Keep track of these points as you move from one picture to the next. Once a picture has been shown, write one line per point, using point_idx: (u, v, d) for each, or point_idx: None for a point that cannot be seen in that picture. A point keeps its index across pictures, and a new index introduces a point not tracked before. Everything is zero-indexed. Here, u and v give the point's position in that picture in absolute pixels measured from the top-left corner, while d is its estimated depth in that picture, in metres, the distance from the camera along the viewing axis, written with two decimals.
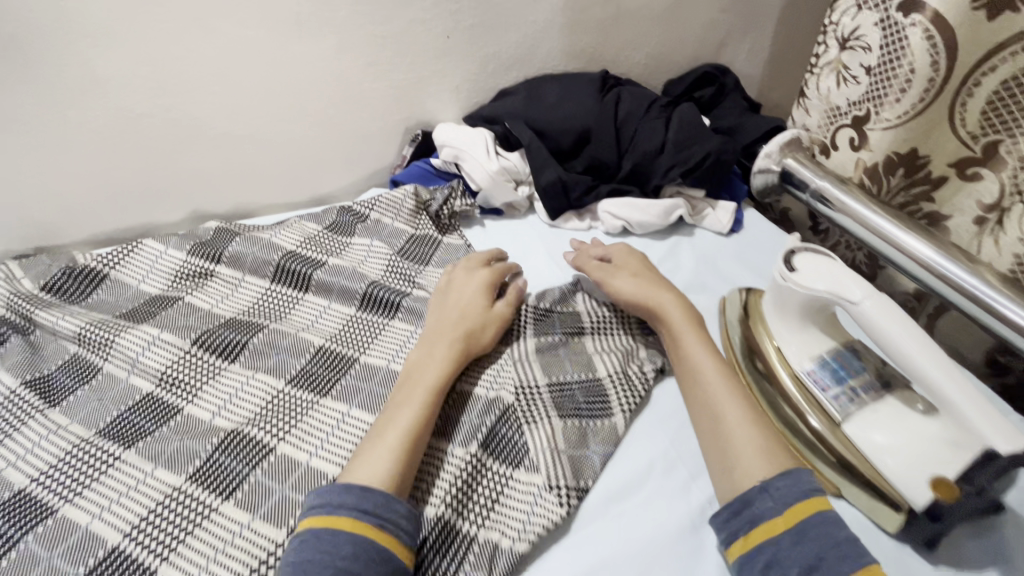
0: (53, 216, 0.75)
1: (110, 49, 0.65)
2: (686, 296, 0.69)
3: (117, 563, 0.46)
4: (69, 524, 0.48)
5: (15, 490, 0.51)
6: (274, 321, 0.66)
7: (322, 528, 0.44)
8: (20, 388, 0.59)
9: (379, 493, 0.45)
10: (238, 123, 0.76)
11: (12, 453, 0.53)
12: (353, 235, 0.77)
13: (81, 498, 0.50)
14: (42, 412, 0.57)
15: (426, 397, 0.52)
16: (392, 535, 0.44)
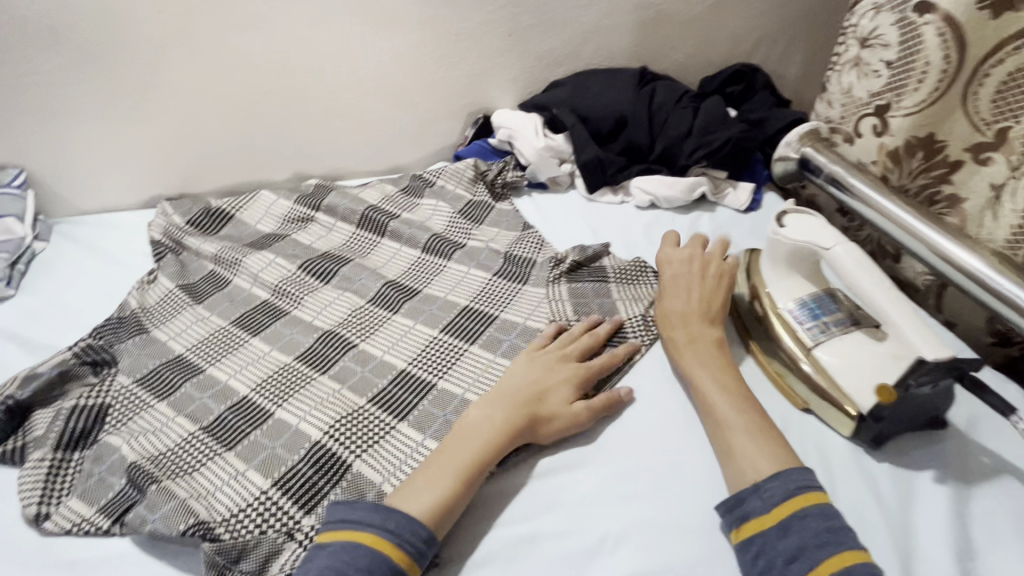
0: (193, 171, 0.96)
1: (253, 37, 0.85)
2: None
3: (246, 406, 0.63)
4: (213, 378, 0.66)
5: (175, 353, 0.69)
6: (358, 257, 0.83)
7: (344, 538, 0.48)
8: (176, 289, 0.79)
9: (418, 523, 0.49)
10: (336, 101, 0.94)
11: (171, 331, 0.72)
12: (421, 197, 0.93)
13: (221, 363, 0.68)
14: (188, 309, 0.76)
15: (494, 443, 0.55)
16: (403, 553, 0.47)
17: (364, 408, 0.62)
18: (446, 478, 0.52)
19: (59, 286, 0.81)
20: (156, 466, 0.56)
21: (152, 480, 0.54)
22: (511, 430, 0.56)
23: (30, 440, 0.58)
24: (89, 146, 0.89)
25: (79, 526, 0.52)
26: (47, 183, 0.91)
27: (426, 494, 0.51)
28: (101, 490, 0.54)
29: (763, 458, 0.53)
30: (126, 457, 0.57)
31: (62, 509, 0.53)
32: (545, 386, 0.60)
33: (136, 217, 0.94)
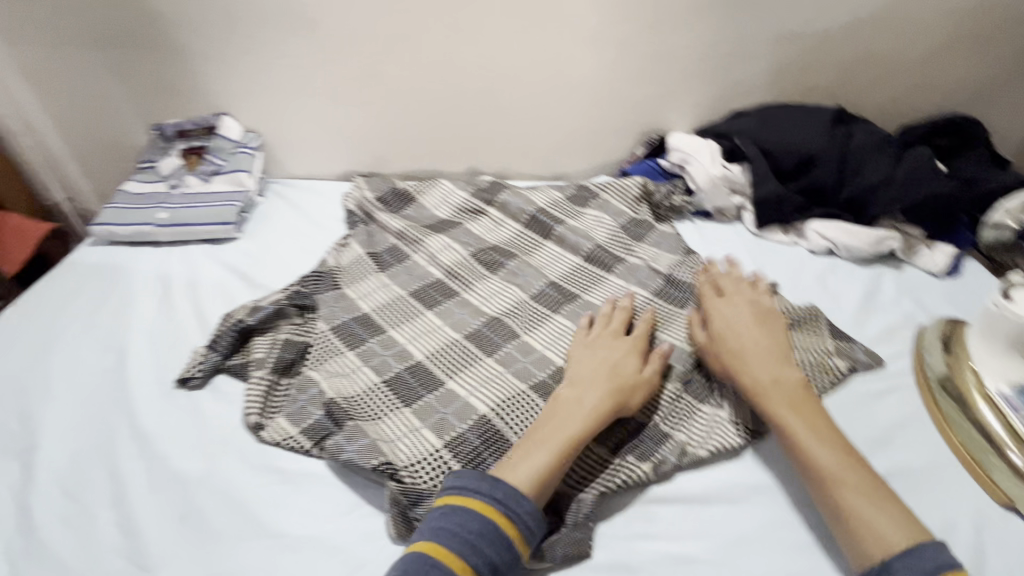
0: (386, 153, 1.08)
1: (467, 43, 0.93)
2: (881, 317, 0.75)
3: (420, 370, 0.69)
4: (393, 341, 0.74)
5: (362, 312, 0.78)
6: (524, 254, 0.88)
7: (453, 502, 0.51)
8: (364, 256, 0.88)
9: (527, 499, 0.52)
10: (523, 107, 1.01)
11: (359, 291, 0.82)
12: (586, 207, 0.96)
13: (400, 328, 0.76)
14: (372, 276, 0.85)
15: (580, 426, 0.57)
16: (513, 522, 0.50)
17: (526, 394, 0.66)
18: (542, 456, 0.54)
19: (273, 236, 0.95)
20: (346, 406, 0.64)
21: (347, 417, 0.62)
22: (590, 415, 0.58)
23: (252, 361, 0.69)
24: (311, 121, 1.03)
25: (286, 441, 0.61)
26: (273, 148, 1.07)
27: (527, 468, 0.54)
28: (303, 417, 0.63)
29: (884, 517, 0.49)
30: (324, 392, 0.65)
31: (273, 423, 0.63)
32: (607, 374, 0.62)
33: (334, 187, 1.07)
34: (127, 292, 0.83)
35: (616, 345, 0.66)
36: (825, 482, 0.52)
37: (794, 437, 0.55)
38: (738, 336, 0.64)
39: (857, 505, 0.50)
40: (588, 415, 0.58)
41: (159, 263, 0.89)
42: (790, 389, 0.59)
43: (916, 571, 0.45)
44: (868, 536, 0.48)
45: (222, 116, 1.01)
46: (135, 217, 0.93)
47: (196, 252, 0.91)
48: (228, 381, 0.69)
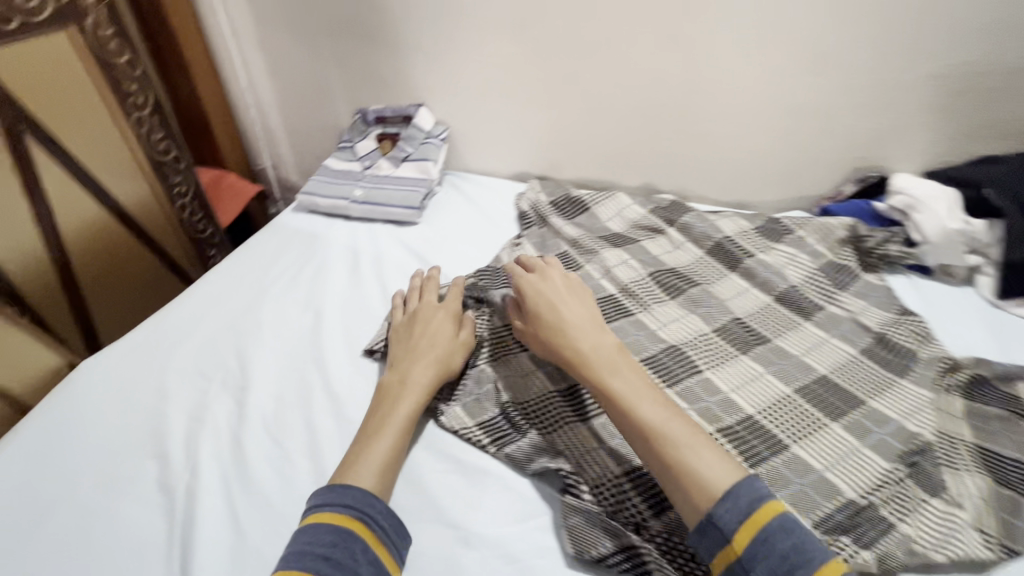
0: (563, 158, 1.07)
1: (677, 55, 0.89)
2: None
3: None
4: None
5: None
6: (706, 283, 0.83)
7: (337, 525, 0.49)
8: (536, 258, 0.87)
9: (357, 490, 0.51)
10: (719, 127, 0.94)
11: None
12: (779, 240, 0.87)
13: None
14: (542, 279, 0.83)
15: (411, 401, 0.60)
16: (369, 528, 0.49)
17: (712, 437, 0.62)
18: (393, 437, 0.57)
19: (449, 226, 0.98)
20: (521, 411, 0.63)
21: (527, 425, 0.62)
22: (422, 389, 0.61)
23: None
24: (497, 120, 1.06)
25: (462, 431, 0.61)
26: (456, 142, 1.11)
27: (377, 458, 0.55)
28: (478, 410, 0.64)
29: (700, 448, 0.50)
30: (500, 391, 0.65)
31: (451, 411, 0.63)
32: (440, 352, 0.65)
33: (507, 186, 1.09)
34: (322, 258, 0.90)
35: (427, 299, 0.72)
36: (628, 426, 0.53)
37: (603, 380, 0.56)
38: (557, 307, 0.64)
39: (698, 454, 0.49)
40: (411, 389, 0.61)
41: (349, 236, 0.96)
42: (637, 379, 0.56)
43: (729, 514, 0.46)
44: (699, 486, 0.48)
45: (419, 107, 1.07)
46: (334, 190, 1.01)
47: (381, 231, 0.97)
48: None
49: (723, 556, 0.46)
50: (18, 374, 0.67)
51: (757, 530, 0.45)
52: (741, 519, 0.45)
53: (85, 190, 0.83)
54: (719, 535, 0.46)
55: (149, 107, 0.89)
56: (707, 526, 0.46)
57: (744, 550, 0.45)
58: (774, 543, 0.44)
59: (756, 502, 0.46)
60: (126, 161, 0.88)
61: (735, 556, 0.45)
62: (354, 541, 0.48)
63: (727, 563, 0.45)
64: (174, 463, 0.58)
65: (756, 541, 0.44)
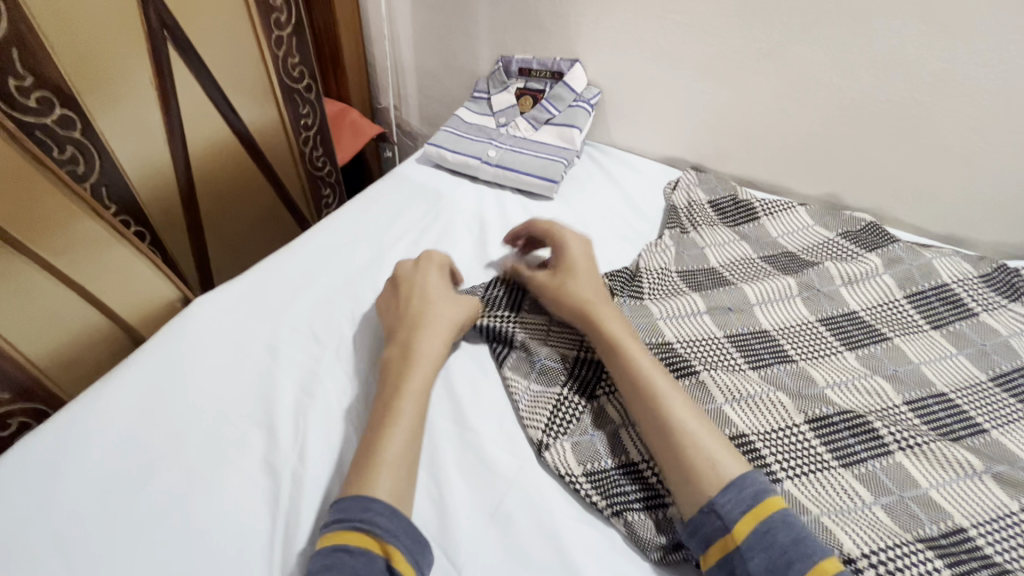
0: (731, 148, 0.90)
1: (931, 37, 0.67)
2: None
3: (746, 446, 0.55)
4: (708, 393, 0.59)
5: (664, 339, 0.64)
6: (897, 335, 0.66)
7: (330, 546, 0.42)
8: (674, 272, 0.73)
9: (350, 501, 0.44)
10: (961, 140, 0.73)
11: (671, 311, 0.67)
12: (1013, 299, 0.69)
13: (714, 374, 0.61)
14: (682, 296, 0.70)
15: (420, 378, 0.54)
16: (367, 536, 0.42)
17: (915, 548, 0.47)
18: (411, 421, 0.50)
19: (586, 208, 0.85)
20: (659, 478, 0.52)
21: (658, 497, 0.51)
22: (425, 370, 0.54)
23: (549, 367, 0.60)
24: (660, 91, 0.89)
25: (568, 477, 0.52)
26: (606, 109, 0.96)
27: (393, 449, 0.48)
28: (590, 453, 0.54)
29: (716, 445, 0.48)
30: (628, 450, 0.54)
31: (559, 447, 0.54)
32: (444, 326, 0.59)
33: (656, 171, 0.93)
34: (446, 222, 0.81)
35: (429, 277, 0.64)
36: (636, 391, 0.53)
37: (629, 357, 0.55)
38: (559, 263, 0.65)
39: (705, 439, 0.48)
40: (424, 358, 0.56)
41: (474, 200, 0.86)
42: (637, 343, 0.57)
43: (731, 502, 0.44)
44: (705, 466, 0.46)
45: (573, 65, 0.92)
46: (464, 145, 0.90)
47: (510, 202, 0.86)
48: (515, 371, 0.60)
49: (720, 547, 0.43)
50: (135, 305, 0.63)
51: (759, 521, 0.43)
52: (746, 509, 0.43)
53: (221, 114, 0.78)
54: (721, 525, 0.44)
55: (289, 27, 0.84)
56: (709, 515, 0.44)
57: (744, 541, 0.42)
58: (776, 535, 0.42)
59: (759, 496, 0.44)
60: (262, 87, 0.83)
61: (732, 545, 0.43)
62: (352, 556, 0.41)
63: (723, 551, 0.43)
64: (281, 439, 0.52)
65: (761, 533, 0.42)
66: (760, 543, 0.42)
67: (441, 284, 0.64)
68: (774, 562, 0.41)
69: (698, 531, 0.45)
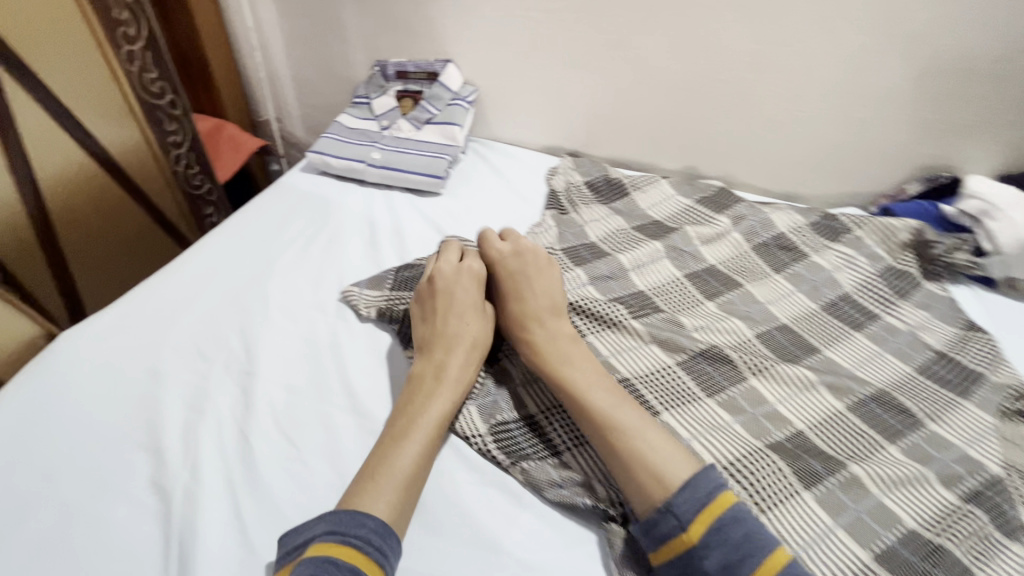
0: (602, 133, 0.97)
1: (744, 21, 0.78)
2: None
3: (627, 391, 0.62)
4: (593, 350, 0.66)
5: None
6: (748, 282, 0.76)
7: (320, 554, 0.42)
8: (558, 249, 0.79)
9: (349, 511, 0.45)
10: (782, 110, 0.85)
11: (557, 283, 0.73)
12: (835, 240, 0.81)
13: (600, 336, 0.67)
14: (568, 270, 0.76)
15: (448, 401, 0.55)
16: (358, 552, 0.43)
17: (763, 452, 0.56)
18: (422, 439, 0.51)
19: (474, 200, 0.89)
20: (552, 426, 0.57)
21: (553, 450, 0.55)
22: (456, 387, 0.56)
23: None
24: (531, 86, 0.95)
25: (473, 439, 0.55)
26: (484, 105, 1.01)
27: (404, 460, 0.50)
28: (493, 412, 0.58)
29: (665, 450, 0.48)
30: (522, 407, 0.59)
31: (467, 413, 0.57)
32: (477, 347, 0.60)
33: (537, 159, 0.99)
34: (335, 226, 0.81)
35: (466, 289, 0.63)
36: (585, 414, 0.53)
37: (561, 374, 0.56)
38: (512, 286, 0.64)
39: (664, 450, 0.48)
40: (451, 372, 0.57)
41: (364, 203, 0.87)
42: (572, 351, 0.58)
43: (686, 503, 0.44)
44: (650, 481, 0.47)
45: (447, 65, 0.96)
46: (348, 150, 0.91)
47: (399, 200, 0.88)
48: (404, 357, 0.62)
49: (674, 546, 0.44)
50: None
51: (712, 519, 0.44)
52: (698, 510, 0.44)
53: (71, 136, 0.74)
54: (675, 525, 0.44)
55: (142, 42, 0.79)
56: (664, 516, 0.45)
57: (699, 539, 0.43)
58: (727, 532, 0.43)
59: (714, 494, 0.45)
60: (115, 106, 0.79)
61: (688, 545, 0.44)
62: (337, 569, 0.42)
63: (677, 550, 0.44)
64: (170, 458, 0.51)
65: (711, 531, 0.43)
66: (713, 540, 0.43)
67: (477, 298, 0.63)
68: (727, 560, 0.42)
69: (650, 534, 0.45)
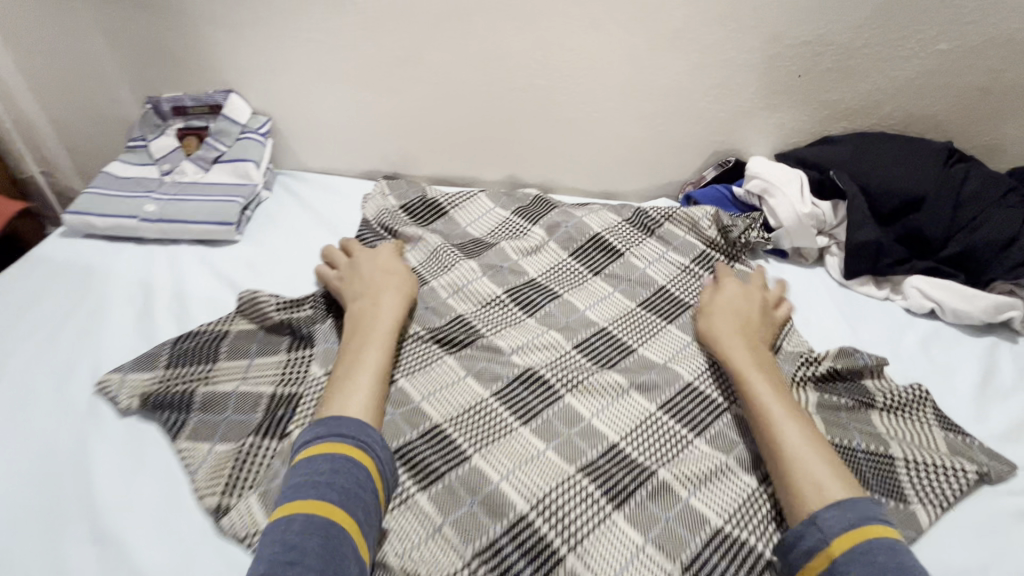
0: (416, 152, 0.93)
1: (522, 28, 0.77)
2: (993, 405, 0.64)
3: (437, 438, 0.57)
4: (405, 395, 0.60)
5: None
6: (567, 290, 0.75)
7: (334, 454, 0.49)
8: None
9: (353, 421, 0.52)
10: (580, 113, 0.85)
11: None
12: (648, 235, 0.83)
13: (412, 377, 0.62)
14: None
15: (389, 321, 0.63)
16: (369, 459, 0.50)
17: (574, 478, 0.54)
18: (376, 356, 0.59)
19: (279, 243, 0.81)
20: None
21: None
22: (395, 311, 0.64)
23: (227, 418, 0.57)
24: (331, 110, 0.88)
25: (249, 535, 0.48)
26: (284, 135, 0.92)
27: (373, 362, 0.58)
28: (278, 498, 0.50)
29: (809, 461, 0.50)
30: None
31: (244, 505, 0.50)
32: (399, 280, 0.69)
33: (353, 186, 0.93)
34: (98, 300, 0.69)
35: (380, 258, 0.71)
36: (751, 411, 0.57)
37: (773, 424, 0.54)
38: (711, 298, 0.71)
39: (790, 437, 0.52)
40: (387, 301, 0.65)
41: (140, 265, 0.75)
42: (762, 358, 0.62)
43: (834, 518, 0.45)
44: (809, 488, 0.49)
45: (228, 95, 0.86)
46: (115, 205, 0.79)
47: (186, 255, 0.77)
48: (160, 453, 0.54)
49: (818, 559, 0.44)
50: None
51: (859, 542, 0.43)
52: (845, 527, 0.44)
53: None
54: (820, 539, 0.45)
55: None
56: (808, 527, 0.46)
57: (840, 552, 0.43)
58: (875, 555, 0.42)
59: (864, 519, 0.45)
60: None
61: (829, 556, 0.44)
62: (355, 468, 0.48)
63: (822, 564, 0.44)
64: None
65: (856, 550, 0.43)
66: (856, 559, 0.42)
67: (387, 259, 0.71)
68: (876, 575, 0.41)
69: (799, 545, 0.46)
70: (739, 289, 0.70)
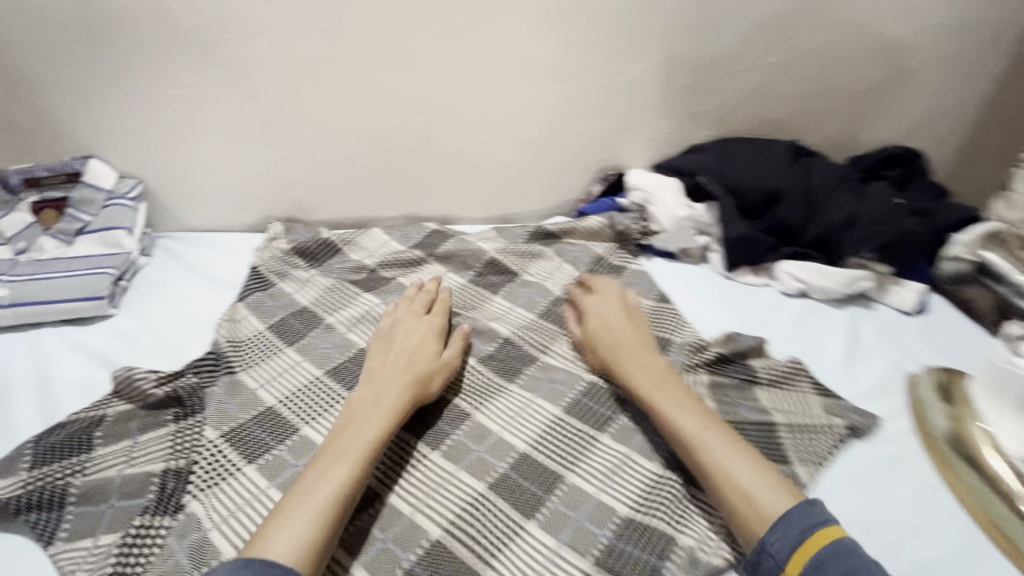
0: (307, 199, 0.91)
1: (394, 70, 0.78)
2: (854, 366, 0.71)
3: None
4: (308, 440, 0.58)
5: (264, 408, 0.61)
6: (467, 313, 0.76)
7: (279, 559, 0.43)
8: (264, 330, 0.71)
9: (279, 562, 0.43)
10: (466, 145, 0.88)
11: (258, 380, 0.64)
12: (545, 249, 0.87)
13: (315, 424, 0.60)
14: (278, 354, 0.68)
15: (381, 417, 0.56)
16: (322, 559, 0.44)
17: (484, 496, 0.55)
18: (355, 459, 0.51)
19: (157, 312, 0.75)
20: None
21: None
22: (393, 406, 0.57)
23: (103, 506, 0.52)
24: (210, 166, 0.85)
25: None
26: (160, 196, 0.87)
27: (344, 470, 0.50)
28: None
29: (744, 473, 0.51)
30: (216, 549, 0.49)
31: None
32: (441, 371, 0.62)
33: (241, 241, 0.88)
34: None
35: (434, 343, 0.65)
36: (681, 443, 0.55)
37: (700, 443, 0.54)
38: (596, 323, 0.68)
39: (728, 463, 0.51)
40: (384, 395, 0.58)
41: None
42: (659, 373, 0.61)
43: (780, 540, 0.46)
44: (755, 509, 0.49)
45: (88, 161, 0.80)
46: None
47: (49, 342, 0.70)
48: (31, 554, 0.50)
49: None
50: None
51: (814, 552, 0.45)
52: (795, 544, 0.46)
53: None
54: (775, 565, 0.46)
55: None
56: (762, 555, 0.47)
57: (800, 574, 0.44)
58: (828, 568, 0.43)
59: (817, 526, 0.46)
60: None
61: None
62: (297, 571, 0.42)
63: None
64: None
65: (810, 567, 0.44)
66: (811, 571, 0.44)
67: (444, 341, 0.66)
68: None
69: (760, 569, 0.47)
70: (614, 300, 0.70)
